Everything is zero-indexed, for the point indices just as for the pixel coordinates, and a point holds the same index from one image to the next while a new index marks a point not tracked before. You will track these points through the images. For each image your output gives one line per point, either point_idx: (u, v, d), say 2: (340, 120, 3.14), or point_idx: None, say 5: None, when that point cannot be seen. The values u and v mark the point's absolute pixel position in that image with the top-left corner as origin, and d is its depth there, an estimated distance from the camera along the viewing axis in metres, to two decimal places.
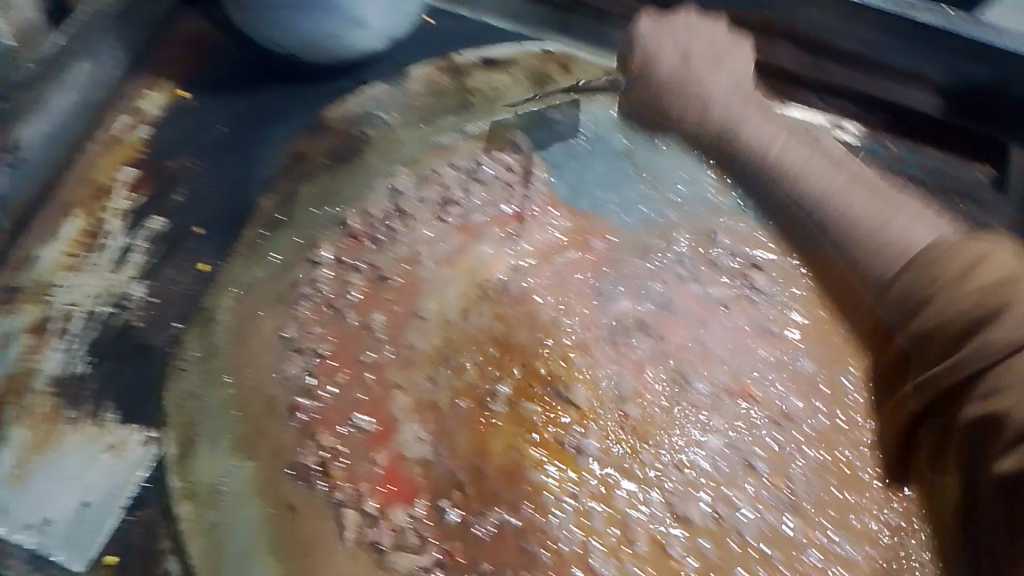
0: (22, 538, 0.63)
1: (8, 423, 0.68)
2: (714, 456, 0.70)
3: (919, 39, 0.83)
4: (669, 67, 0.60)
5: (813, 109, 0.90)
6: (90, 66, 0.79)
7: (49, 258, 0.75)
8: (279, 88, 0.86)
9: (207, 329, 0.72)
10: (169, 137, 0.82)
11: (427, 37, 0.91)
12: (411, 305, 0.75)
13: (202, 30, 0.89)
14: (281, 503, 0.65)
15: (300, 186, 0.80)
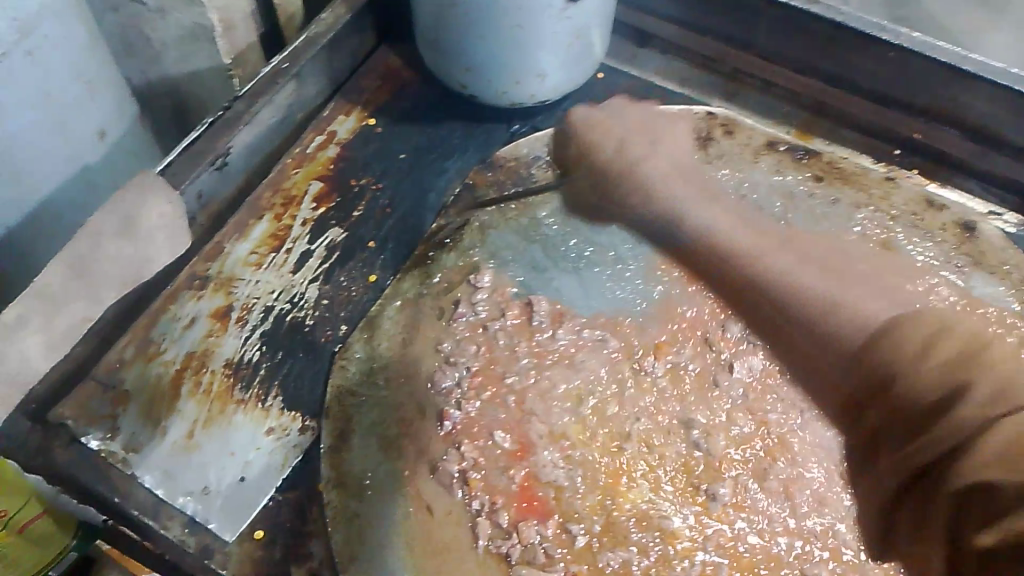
0: (184, 503, 0.69)
1: (183, 396, 0.74)
2: (853, 525, 0.70)
3: None
4: None
5: (975, 197, 0.89)
6: (294, 86, 0.87)
7: (238, 254, 0.81)
8: (457, 126, 0.93)
9: (372, 334, 0.78)
10: (354, 158, 0.89)
11: (599, 92, 0.96)
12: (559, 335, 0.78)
13: (395, 66, 0.97)
14: (421, 505, 0.69)
15: (468, 214, 0.85)
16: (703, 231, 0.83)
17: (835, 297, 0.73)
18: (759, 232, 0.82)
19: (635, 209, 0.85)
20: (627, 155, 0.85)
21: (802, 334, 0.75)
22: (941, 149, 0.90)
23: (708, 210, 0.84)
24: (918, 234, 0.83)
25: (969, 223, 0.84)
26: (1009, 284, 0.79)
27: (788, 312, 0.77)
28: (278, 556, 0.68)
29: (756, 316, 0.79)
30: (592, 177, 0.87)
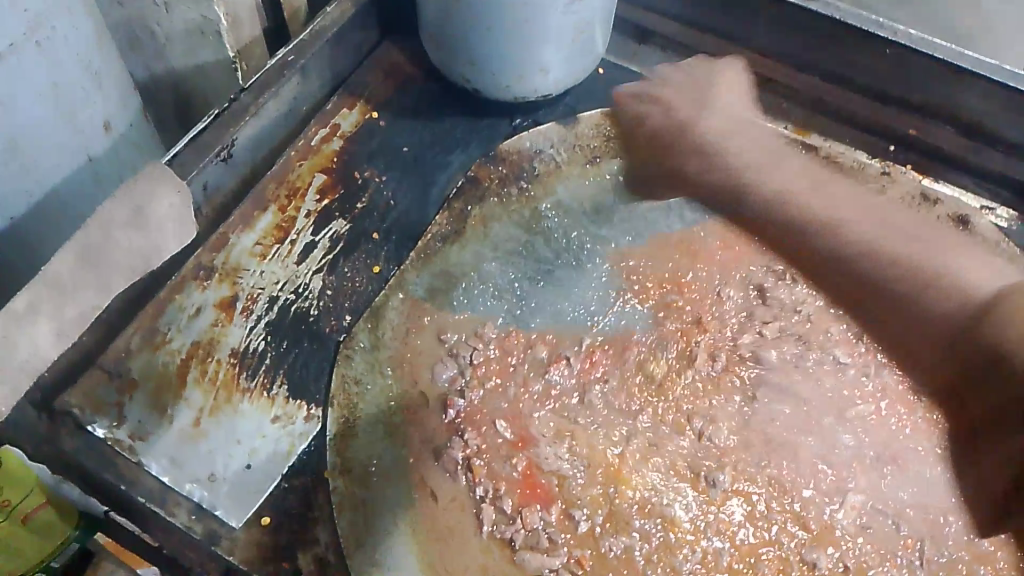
0: (191, 490, 0.70)
1: (190, 384, 0.74)
2: (851, 512, 0.71)
3: None
4: None
5: (968, 191, 0.90)
6: (299, 80, 0.88)
7: (243, 245, 0.82)
8: (460, 120, 0.94)
9: (376, 325, 0.78)
10: (358, 151, 0.90)
11: (600, 87, 0.97)
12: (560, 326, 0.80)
13: (398, 60, 0.98)
14: (426, 491, 0.70)
15: (471, 206, 0.86)
16: (776, 190, 0.88)
17: (936, 267, 0.82)
18: (824, 180, 0.87)
19: (674, 174, 0.90)
20: (732, 140, 0.92)
21: (895, 295, 0.82)
22: (936, 143, 0.92)
23: (777, 169, 0.89)
24: (909, 223, 0.85)
25: (965, 217, 0.85)
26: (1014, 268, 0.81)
27: (842, 233, 0.85)
28: (284, 541, 0.69)
29: (829, 275, 0.84)
30: (651, 138, 0.92)
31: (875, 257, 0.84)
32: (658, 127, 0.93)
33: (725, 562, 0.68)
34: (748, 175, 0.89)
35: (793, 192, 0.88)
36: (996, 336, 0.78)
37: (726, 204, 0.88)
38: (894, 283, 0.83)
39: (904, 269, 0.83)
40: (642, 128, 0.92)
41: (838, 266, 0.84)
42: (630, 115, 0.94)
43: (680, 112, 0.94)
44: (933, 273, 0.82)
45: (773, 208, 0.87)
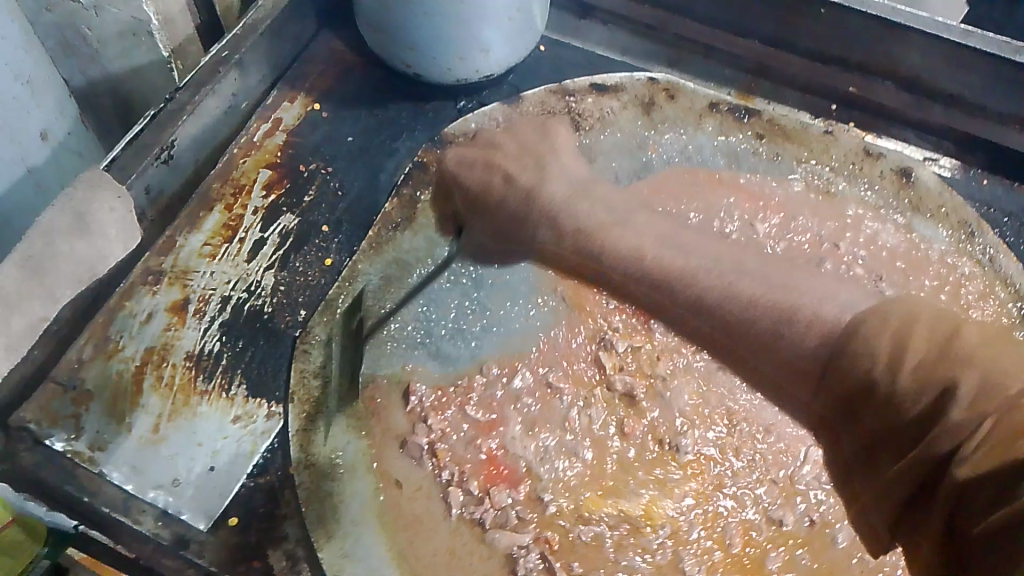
0: (155, 496, 0.69)
1: (146, 390, 0.74)
2: (816, 469, 0.72)
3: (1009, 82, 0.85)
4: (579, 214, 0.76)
5: (911, 145, 0.92)
6: (236, 76, 0.87)
7: (192, 246, 0.81)
8: (405, 106, 0.93)
9: (331, 317, 0.77)
10: (304, 144, 0.89)
11: (545, 64, 0.97)
12: (511, 305, 0.80)
13: (338, 50, 0.96)
14: (391, 480, 0.70)
15: (420, 192, 0.84)
16: (633, 248, 0.75)
17: (798, 304, 0.62)
18: (676, 235, 0.75)
19: (557, 260, 0.80)
20: (555, 191, 0.78)
21: (760, 333, 0.66)
22: (877, 100, 0.93)
23: (637, 222, 0.77)
24: (857, 181, 0.86)
25: (907, 170, 0.86)
26: (947, 228, 0.83)
27: (700, 286, 0.70)
28: (253, 541, 0.68)
29: (712, 314, 0.71)
30: (493, 213, 0.80)
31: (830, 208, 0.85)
32: (483, 184, 0.81)
33: (695, 529, 0.69)
34: (598, 250, 0.76)
35: (645, 248, 0.74)
36: (818, 368, 0.64)
37: (571, 256, 0.80)
38: (740, 309, 0.66)
39: (775, 334, 0.64)
40: (494, 190, 0.81)
41: (681, 283, 0.71)
42: (455, 180, 0.83)
43: (501, 165, 0.81)
44: (791, 325, 0.62)
45: (627, 263, 0.75)
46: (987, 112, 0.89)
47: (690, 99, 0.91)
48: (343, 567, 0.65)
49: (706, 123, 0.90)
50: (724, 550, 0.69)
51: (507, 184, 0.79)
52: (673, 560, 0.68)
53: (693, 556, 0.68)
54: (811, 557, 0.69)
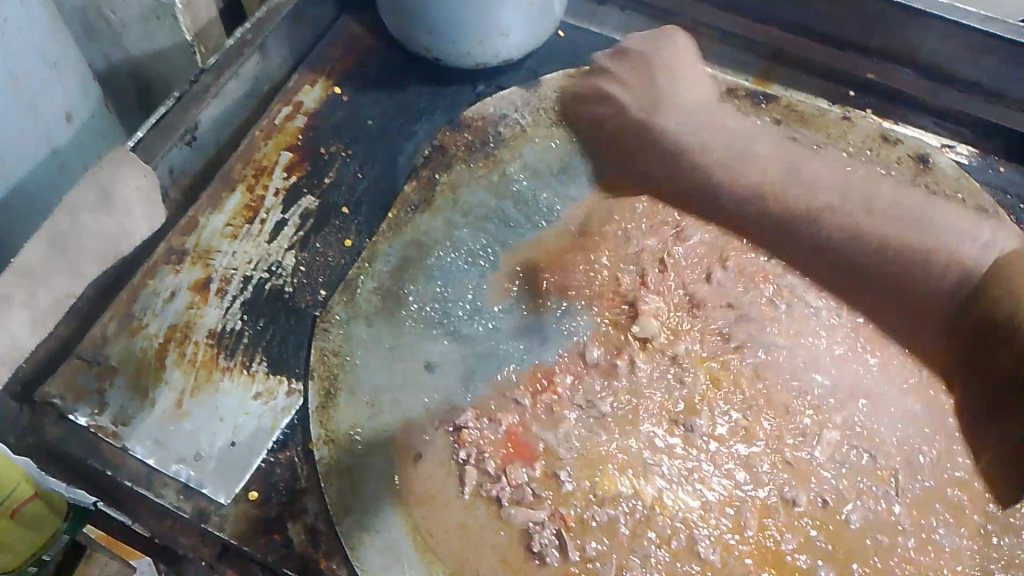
0: (177, 470, 0.70)
1: (169, 366, 0.75)
2: (830, 451, 0.73)
3: None
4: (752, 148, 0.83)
5: (929, 132, 0.92)
6: (258, 59, 0.88)
7: (214, 225, 0.82)
8: (423, 90, 0.93)
9: (352, 297, 0.78)
10: (323, 127, 0.90)
11: (564, 49, 0.97)
12: (519, 288, 0.80)
13: (357, 33, 0.97)
14: (409, 454, 0.71)
15: (438, 173, 0.85)
16: (756, 181, 0.82)
17: (928, 239, 0.76)
18: (803, 167, 0.82)
19: (685, 183, 0.84)
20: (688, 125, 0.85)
21: (892, 275, 0.77)
22: (894, 86, 0.93)
23: (763, 143, 0.84)
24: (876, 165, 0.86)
25: (925, 156, 0.86)
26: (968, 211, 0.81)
27: (824, 220, 0.79)
28: (273, 514, 0.69)
29: (825, 258, 0.80)
30: (617, 137, 0.87)
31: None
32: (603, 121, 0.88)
33: (710, 509, 0.70)
34: (719, 180, 0.83)
35: (768, 179, 0.82)
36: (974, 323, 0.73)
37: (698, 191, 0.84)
38: (851, 244, 0.78)
39: (899, 259, 0.77)
40: (605, 123, 0.88)
41: (805, 219, 0.80)
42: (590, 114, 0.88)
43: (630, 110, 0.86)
44: (929, 263, 0.75)
45: (745, 198, 0.82)
46: (1004, 99, 0.90)
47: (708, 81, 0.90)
48: (362, 541, 0.67)
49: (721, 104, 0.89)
50: (739, 530, 0.69)
51: (636, 127, 0.86)
52: (688, 543, 0.68)
53: (706, 538, 0.68)
54: (825, 538, 0.69)
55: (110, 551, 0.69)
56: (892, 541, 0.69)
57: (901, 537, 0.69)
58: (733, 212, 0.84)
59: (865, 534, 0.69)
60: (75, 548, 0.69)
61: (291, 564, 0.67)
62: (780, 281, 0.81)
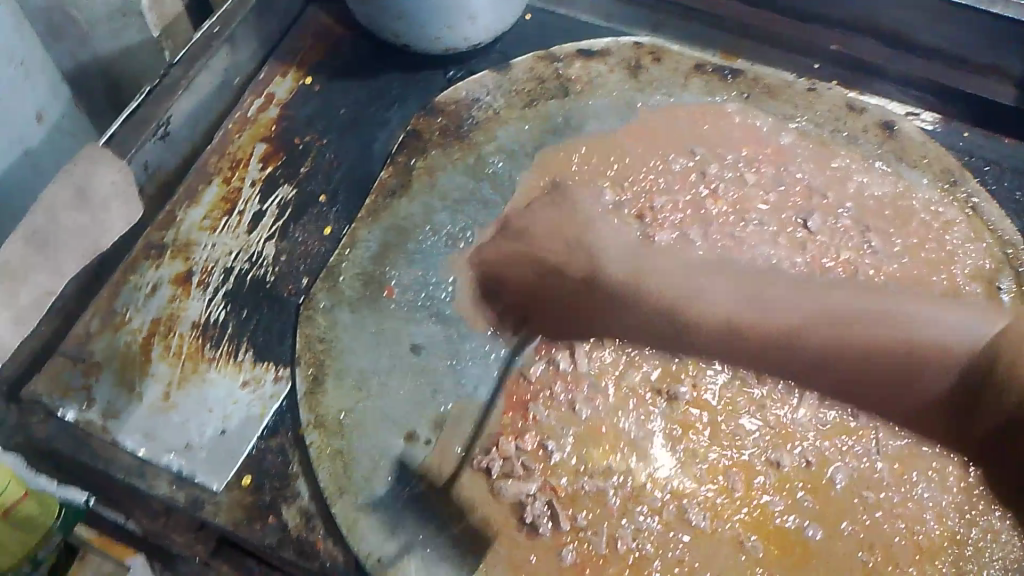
0: (170, 461, 0.71)
1: (154, 360, 0.75)
2: (812, 412, 0.75)
3: (984, 32, 0.89)
4: (726, 307, 0.78)
5: (893, 100, 0.93)
6: (227, 52, 0.88)
7: (192, 219, 0.83)
8: (395, 76, 0.94)
9: (334, 283, 0.79)
10: (296, 117, 0.90)
11: (533, 31, 0.98)
12: (492, 267, 0.80)
13: (326, 23, 0.97)
14: (404, 432, 0.72)
15: (414, 159, 0.86)
16: (718, 313, 0.78)
17: (909, 333, 0.77)
18: (761, 291, 0.79)
19: (639, 331, 0.78)
20: (646, 268, 0.80)
21: (857, 373, 0.76)
22: (858, 56, 0.95)
23: (713, 288, 0.79)
24: (841, 134, 0.88)
25: (890, 123, 0.88)
26: (929, 175, 0.85)
27: (804, 341, 0.77)
28: (266, 499, 0.69)
29: (824, 373, 0.76)
30: (568, 308, 0.79)
31: (819, 162, 0.86)
32: (524, 278, 0.79)
33: (699, 477, 0.72)
34: (686, 325, 0.78)
35: (733, 313, 0.78)
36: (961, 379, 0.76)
37: (653, 313, 0.78)
38: (817, 328, 0.77)
39: (873, 355, 0.77)
40: (546, 279, 0.79)
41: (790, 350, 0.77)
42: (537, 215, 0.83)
43: (573, 250, 0.81)
44: (920, 356, 0.76)
45: (721, 334, 0.77)
46: (964, 65, 0.93)
47: (676, 62, 0.93)
48: (358, 520, 0.67)
49: (690, 83, 0.92)
50: (727, 495, 0.71)
51: (589, 281, 0.80)
52: (679, 512, 0.70)
53: (696, 505, 0.70)
54: (812, 498, 0.71)
55: (103, 551, 0.67)
56: (877, 496, 0.71)
57: (886, 493, 0.71)
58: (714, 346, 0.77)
59: (849, 491, 0.71)
60: (68, 551, 0.67)
61: (288, 547, 0.67)
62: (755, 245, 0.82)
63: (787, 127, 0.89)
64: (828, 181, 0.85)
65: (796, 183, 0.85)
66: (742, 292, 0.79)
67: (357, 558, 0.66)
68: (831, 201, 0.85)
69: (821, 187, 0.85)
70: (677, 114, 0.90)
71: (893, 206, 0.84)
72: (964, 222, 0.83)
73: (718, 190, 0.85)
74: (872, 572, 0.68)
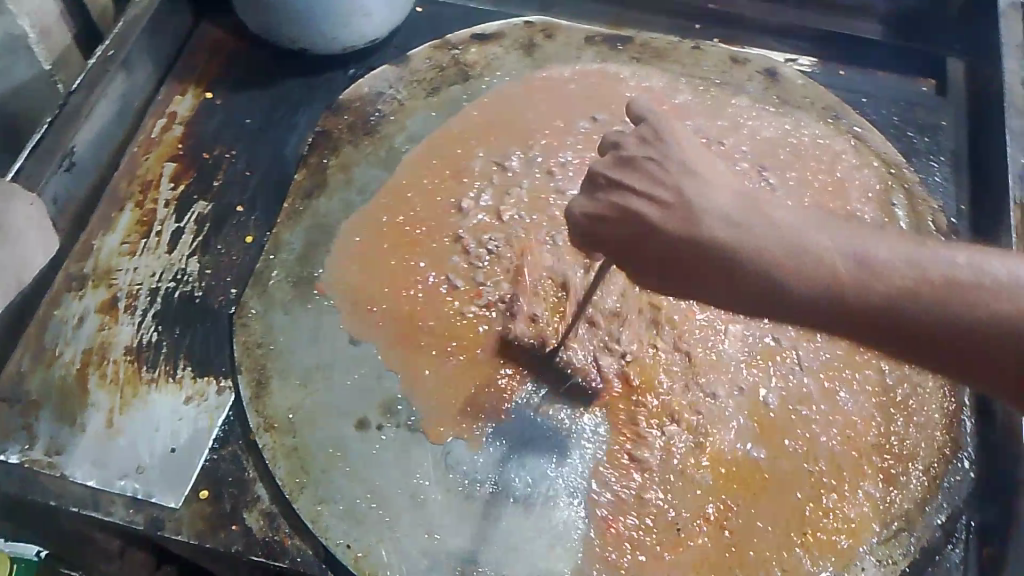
0: (123, 486, 0.70)
1: (92, 389, 0.75)
2: (738, 341, 0.78)
3: None
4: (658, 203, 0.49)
5: (773, 50, 0.98)
6: (124, 77, 0.88)
7: (110, 246, 0.82)
8: (296, 81, 0.94)
9: (264, 288, 0.79)
10: (203, 132, 0.90)
11: (426, 22, 1.00)
12: (421, 248, 0.82)
13: (220, 37, 0.98)
14: (354, 421, 0.73)
15: (326, 158, 0.87)
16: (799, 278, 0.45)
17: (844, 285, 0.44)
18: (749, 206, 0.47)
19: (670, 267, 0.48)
20: (740, 212, 0.47)
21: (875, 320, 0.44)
22: (738, 10, 0.99)
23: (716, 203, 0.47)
24: (730, 86, 0.93)
25: (773, 70, 0.94)
26: (815, 114, 0.91)
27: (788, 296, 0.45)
28: (227, 507, 0.70)
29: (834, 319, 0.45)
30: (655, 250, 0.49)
31: (714, 111, 0.91)
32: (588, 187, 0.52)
33: (645, 422, 0.74)
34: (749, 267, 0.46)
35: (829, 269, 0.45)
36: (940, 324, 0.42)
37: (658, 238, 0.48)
38: (813, 279, 0.45)
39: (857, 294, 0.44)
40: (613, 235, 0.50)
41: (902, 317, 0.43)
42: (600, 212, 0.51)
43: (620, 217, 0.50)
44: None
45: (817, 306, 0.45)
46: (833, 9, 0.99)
47: (568, 36, 0.97)
48: (321, 512, 0.68)
49: (583, 54, 0.95)
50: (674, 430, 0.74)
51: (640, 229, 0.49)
52: (628, 455, 0.72)
53: (650, 449, 0.72)
54: (753, 423, 0.74)
55: None
56: (809, 410, 0.75)
57: (818, 408, 0.76)
58: (824, 320, 0.46)
59: (785, 412, 0.75)
60: None
61: (256, 550, 0.68)
62: None
63: (682, 83, 0.93)
64: (725, 129, 0.90)
65: (697, 132, 0.89)
66: (725, 213, 0.47)
67: (326, 548, 0.67)
68: (729, 146, 0.88)
69: (717, 135, 0.89)
70: (572, 82, 0.93)
71: (785, 145, 0.89)
72: (852, 150, 0.88)
73: None
74: (818, 483, 0.72)
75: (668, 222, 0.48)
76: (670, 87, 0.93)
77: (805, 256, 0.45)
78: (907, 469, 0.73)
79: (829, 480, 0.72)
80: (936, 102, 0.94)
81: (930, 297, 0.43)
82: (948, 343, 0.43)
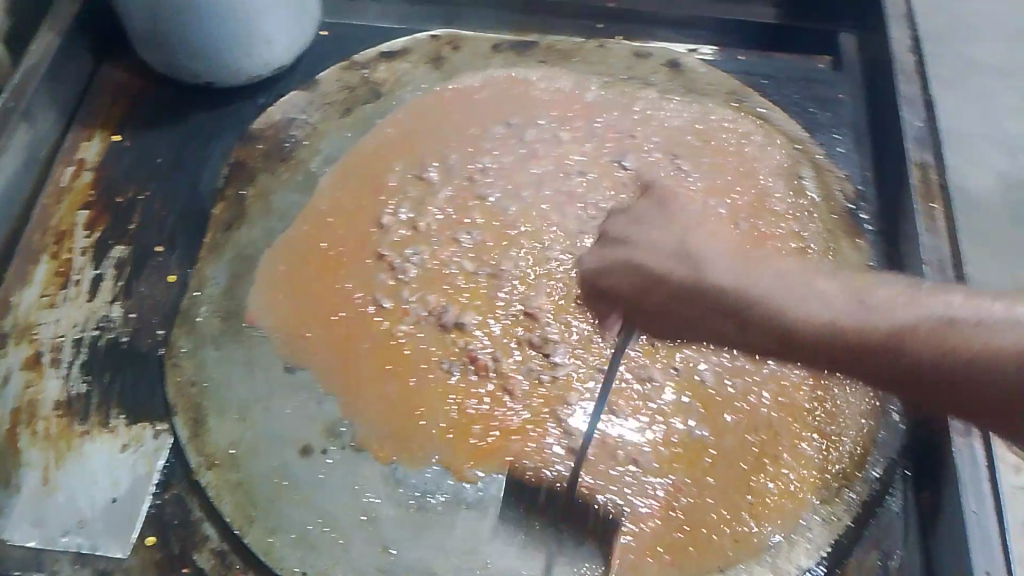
0: (66, 542, 0.68)
1: (25, 448, 0.73)
2: None
3: None
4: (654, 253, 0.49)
5: (675, 41, 1.00)
6: (27, 128, 0.86)
7: (28, 300, 0.81)
8: (204, 115, 0.93)
9: (192, 325, 0.78)
10: (113, 176, 0.89)
11: (331, 45, 1.00)
12: (346, 267, 0.82)
13: (122, 80, 0.96)
14: (297, 448, 0.72)
15: (243, 189, 0.87)
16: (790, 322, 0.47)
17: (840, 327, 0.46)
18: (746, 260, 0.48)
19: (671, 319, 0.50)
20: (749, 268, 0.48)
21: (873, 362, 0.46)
22: (636, 6, 1.02)
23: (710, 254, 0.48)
24: (636, 81, 0.95)
25: (676, 62, 0.97)
26: (718, 100, 0.94)
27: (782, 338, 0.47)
28: (176, 549, 0.68)
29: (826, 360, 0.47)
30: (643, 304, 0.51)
31: (623, 106, 0.93)
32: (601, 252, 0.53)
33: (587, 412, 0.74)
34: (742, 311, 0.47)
35: (826, 312, 0.46)
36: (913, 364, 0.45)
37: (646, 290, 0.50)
38: (809, 322, 0.46)
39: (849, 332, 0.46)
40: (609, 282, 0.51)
41: (892, 355, 0.45)
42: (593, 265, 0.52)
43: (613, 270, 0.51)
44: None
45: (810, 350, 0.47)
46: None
47: (473, 46, 0.98)
48: (273, 543, 0.68)
49: (491, 63, 0.97)
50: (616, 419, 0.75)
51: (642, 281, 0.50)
52: (570, 445, 0.72)
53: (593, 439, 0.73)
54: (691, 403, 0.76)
55: None
56: (743, 385, 0.77)
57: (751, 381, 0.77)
58: (815, 357, 0.47)
59: (721, 389, 0.77)
60: None
61: None
62: (586, 189, 0.86)
63: (589, 82, 0.95)
64: (635, 122, 0.92)
65: (609, 128, 0.91)
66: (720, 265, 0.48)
67: None
68: (641, 139, 0.90)
69: (627, 129, 0.91)
70: (482, 90, 0.94)
71: (694, 132, 0.91)
72: (759, 130, 0.91)
73: (539, 151, 0.89)
74: (761, 454, 0.74)
75: (673, 269, 0.49)
76: (578, 87, 0.94)
77: (786, 305, 0.47)
78: (841, 429, 0.75)
79: (771, 449, 0.74)
80: (833, 76, 0.97)
81: (913, 338, 0.45)
82: (914, 378, 0.45)
